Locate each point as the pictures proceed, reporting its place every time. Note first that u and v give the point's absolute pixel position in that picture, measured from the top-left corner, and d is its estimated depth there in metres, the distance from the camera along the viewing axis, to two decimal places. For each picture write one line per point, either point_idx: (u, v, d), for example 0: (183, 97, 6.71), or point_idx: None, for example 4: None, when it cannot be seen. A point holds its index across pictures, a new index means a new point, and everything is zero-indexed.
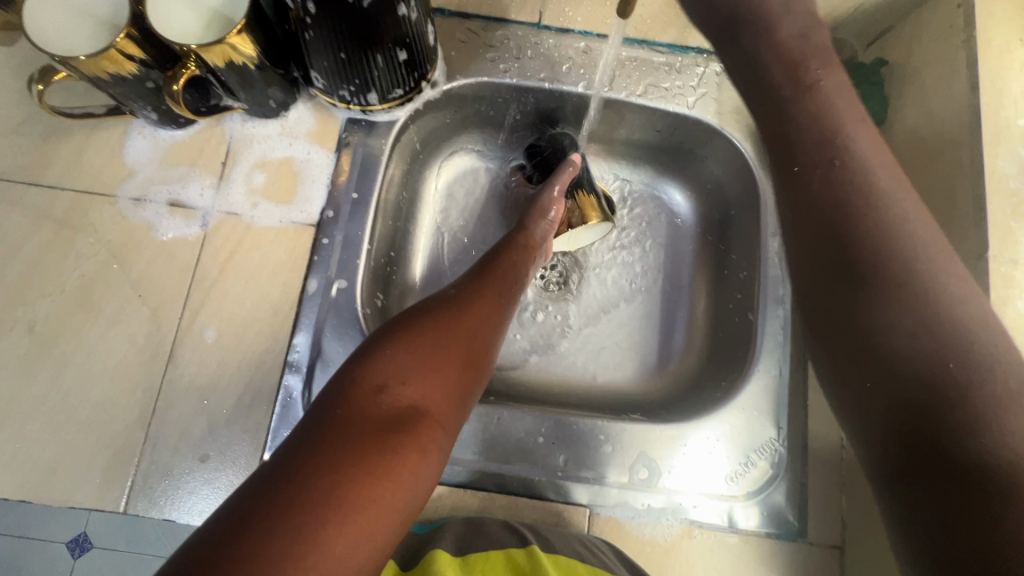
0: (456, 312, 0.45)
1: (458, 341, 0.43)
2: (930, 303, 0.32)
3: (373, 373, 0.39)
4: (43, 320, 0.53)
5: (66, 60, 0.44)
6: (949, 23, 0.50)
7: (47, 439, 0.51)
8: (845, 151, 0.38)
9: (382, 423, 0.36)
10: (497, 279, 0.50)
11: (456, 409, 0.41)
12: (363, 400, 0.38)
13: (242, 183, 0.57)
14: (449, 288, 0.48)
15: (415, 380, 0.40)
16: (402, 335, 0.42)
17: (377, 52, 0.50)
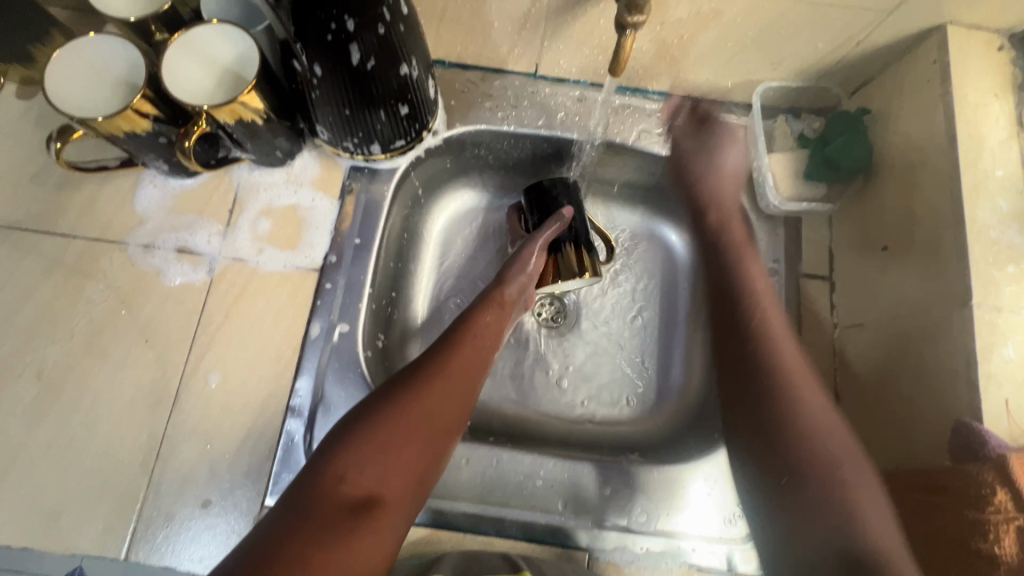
0: (422, 388, 0.47)
1: (422, 419, 0.45)
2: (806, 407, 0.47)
3: (338, 457, 0.42)
4: (51, 366, 0.54)
5: (84, 120, 0.46)
6: (926, 77, 0.52)
7: (51, 486, 0.51)
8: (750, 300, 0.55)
9: (339, 512, 0.40)
10: (468, 349, 0.51)
11: (417, 488, 0.44)
12: (325, 487, 0.41)
13: (248, 230, 0.59)
14: (421, 358, 0.50)
15: (376, 464, 0.42)
16: (370, 416, 0.44)
17: (380, 108, 0.52)
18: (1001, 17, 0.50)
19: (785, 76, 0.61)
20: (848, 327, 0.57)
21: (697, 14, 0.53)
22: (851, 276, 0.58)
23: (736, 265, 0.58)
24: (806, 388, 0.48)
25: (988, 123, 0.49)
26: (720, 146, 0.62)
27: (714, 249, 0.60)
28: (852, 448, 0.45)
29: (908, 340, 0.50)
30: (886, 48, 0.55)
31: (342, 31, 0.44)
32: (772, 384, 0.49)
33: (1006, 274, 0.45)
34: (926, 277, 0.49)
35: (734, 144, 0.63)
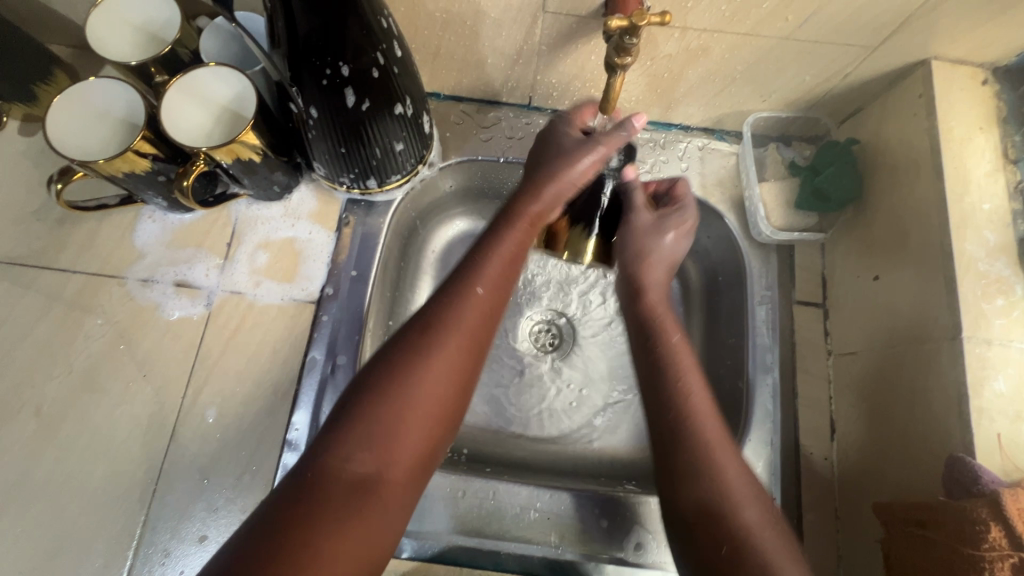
0: (439, 343, 0.41)
1: (434, 382, 0.40)
2: (724, 487, 0.41)
3: (342, 433, 0.38)
4: (50, 402, 0.54)
5: (86, 162, 0.47)
6: (912, 110, 0.53)
7: (47, 524, 0.51)
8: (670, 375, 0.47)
9: (347, 491, 0.36)
10: (484, 295, 0.44)
11: (426, 460, 0.40)
12: (327, 467, 0.37)
13: (246, 263, 0.60)
14: (430, 306, 0.44)
15: (382, 438, 0.38)
16: (378, 382, 0.40)
17: (375, 145, 0.53)
18: (985, 53, 0.51)
19: (775, 106, 0.62)
20: (844, 355, 0.57)
21: (687, 50, 0.53)
22: (844, 305, 0.58)
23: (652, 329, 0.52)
24: (724, 456, 0.43)
25: (974, 156, 0.50)
26: (660, 231, 0.56)
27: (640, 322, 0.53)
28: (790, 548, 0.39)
29: (901, 371, 0.50)
30: (874, 81, 0.56)
31: (337, 76, 0.45)
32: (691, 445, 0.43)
33: (996, 307, 0.45)
34: (915, 311, 0.50)
35: (676, 235, 0.57)
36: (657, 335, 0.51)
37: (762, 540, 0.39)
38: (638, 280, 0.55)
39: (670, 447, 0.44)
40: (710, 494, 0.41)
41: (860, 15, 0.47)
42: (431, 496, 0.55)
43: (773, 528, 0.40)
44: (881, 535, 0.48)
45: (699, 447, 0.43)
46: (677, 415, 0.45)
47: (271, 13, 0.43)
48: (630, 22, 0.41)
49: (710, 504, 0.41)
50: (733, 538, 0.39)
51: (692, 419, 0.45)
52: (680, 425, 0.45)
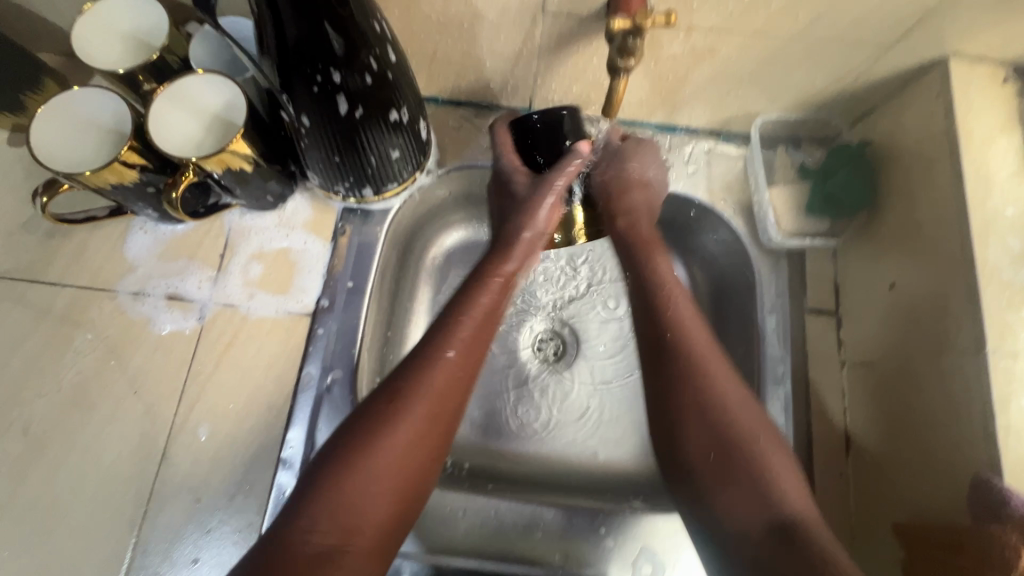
0: (403, 414, 0.43)
1: (394, 458, 0.42)
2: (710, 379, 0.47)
3: (305, 505, 0.40)
4: (38, 420, 0.53)
5: (71, 174, 0.46)
6: (929, 111, 0.51)
7: (35, 546, 0.50)
8: (686, 331, 0.50)
9: (307, 565, 0.38)
10: (450, 363, 0.46)
11: (392, 526, 0.42)
12: (288, 540, 0.38)
13: (239, 276, 0.58)
14: (395, 379, 0.45)
15: (343, 512, 0.40)
16: (341, 455, 0.41)
17: (370, 152, 0.51)
18: (1007, 50, 0.49)
19: (784, 107, 0.60)
20: (859, 366, 0.55)
21: (693, 51, 0.51)
22: (860, 313, 0.56)
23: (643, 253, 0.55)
24: (709, 358, 0.48)
25: (995, 158, 0.48)
26: (633, 153, 0.57)
27: (625, 244, 0.56)
28: (758, 417, 0.47)
29: (920, 384, 0.48)
30: (888, 80, 0.54)
31: (328, 83, 0.44)
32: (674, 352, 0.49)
33: (1022, 318, 0.43)
34: (937, 322, 0.48)
35: (651, 152, 0.58)
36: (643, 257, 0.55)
37: (741, 427, 0.46)
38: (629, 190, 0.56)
39: (685, 383, 0.48)
40: (721, 435, 0.46)
41: (875, 12, 0.45)
42: (431, 515, 0.53)
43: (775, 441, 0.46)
44: (901, 558, 0.46)
45: (715, 393, 0.47)
46: (688, 363, 0.48)
47: (258, 20, 0.41)
48: (634, 23, 0.40)
49: (723, 445, 0.45)
50: (714, 425, 0.46)
51: (704, 364, 0.48)
52: (681, 350, 0.49)
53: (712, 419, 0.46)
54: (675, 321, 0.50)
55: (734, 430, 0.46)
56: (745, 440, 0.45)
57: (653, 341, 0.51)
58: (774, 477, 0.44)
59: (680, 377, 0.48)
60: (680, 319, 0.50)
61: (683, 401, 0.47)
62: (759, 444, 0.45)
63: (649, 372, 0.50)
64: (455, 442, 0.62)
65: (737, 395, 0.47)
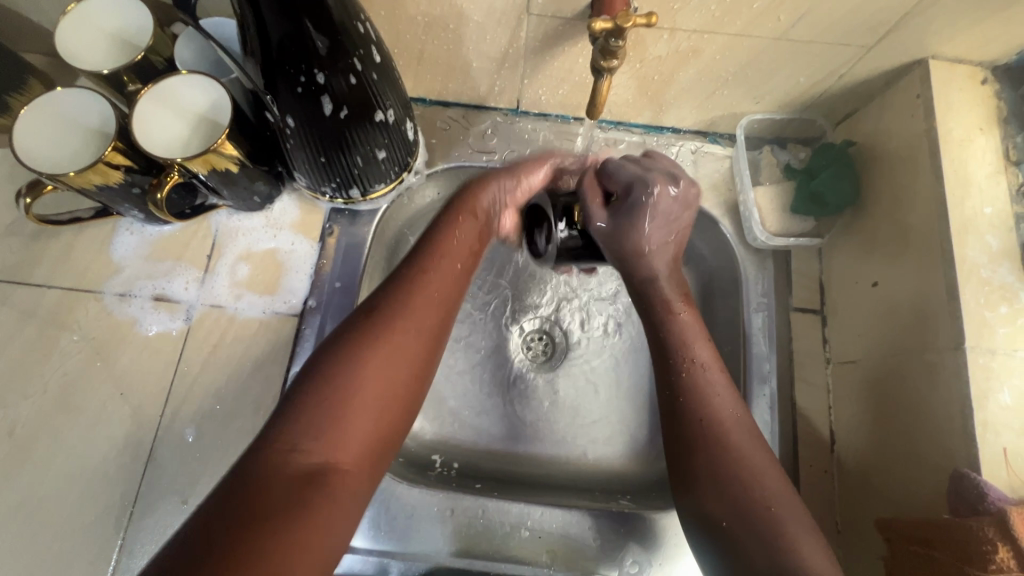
0: (385, 331, 0.42)
1: (378, 368, 0.41)
2: (718, 422, 0.45)
3: (290, 422, 0.37)
4: (23, 422, 0.53)
5: (55, 175, 0.46)
6: (909, 111, 0.52)
7: (19, 550, 0.49)
8: (703, 401, 0.45)
9: (297, 480, 0.35)
10: (425, 284, 0.46)
11: (379, 446, 0.40)
12: (272, 459, 0.36)
13: (227, 276, 0.58)
14: (372, 300, 0.45)
15: (329, 425, 0.38)
16: (324, 371, 0.40)
17: (356, 153, 0.51)
18: (984, 52, 0.50)
19: (769, 108, 0.60)
20: (843, 364, 0.55)
21: (677, 52, 0.52)
22: (844, 312, 0.57)
23: (664, 314, 0.50)
24: (720, 401, 0.46)
25: (974, 157, 0.48)
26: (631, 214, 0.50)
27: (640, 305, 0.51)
28: (774, 472, 0.43)
29: (901, 382, 0.49)
30: (870, 80, 0.54)
31: (312, 84, 0.44)
32: (695, 410, 0.45)
33: (1000, 315, 0.44)
34: (917, 320, 0.48)
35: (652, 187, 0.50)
36: (660, 317, 0.50)
37: (752, 472, 0.42)
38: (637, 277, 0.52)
39: (697, 451, 0.44)
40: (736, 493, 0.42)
41: (855, 13, 0.46)
42: (418, 515, 0.53)
43: (790, 499, 0.42)
44: (883, 553, 0.47)
45: (728, 451, 0.43)
46: (705, 427, 0.44)
47: (241, 20, 0.41)
48: (615, 24, 0.40)
49: (733, 496, 0.42)
50: (724, 476, 0.43)
51: (724, 425, 0.44)
52: (700, 408, 0.45)
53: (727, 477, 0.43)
54: (691, 382, 0.46)
55: (745, 480, 0.42)
56: (755, 496, 0.41)
57: (671, 404, 0.47)
58: (794, 544, 0.39)
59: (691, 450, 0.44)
60: (696, 384, 0.46)
61: (695, 464, 0.44)
62: (771, 500, 0.41)
63: (669, 437, 0.46)
64: (445, 441, 0.62)
65: (750, 446, 0.44)
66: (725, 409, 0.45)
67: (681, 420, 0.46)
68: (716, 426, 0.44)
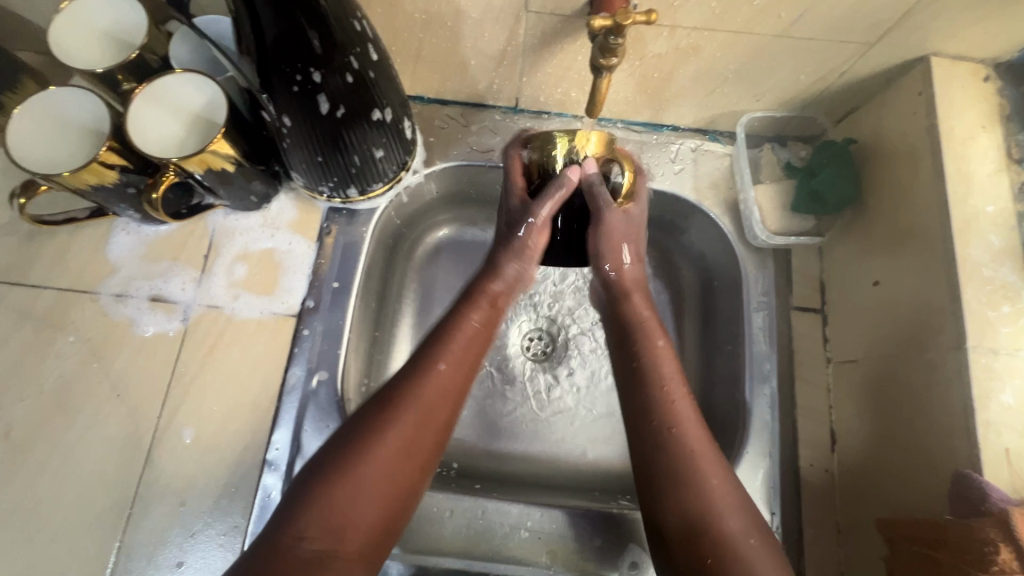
0: (396, 417, 0.42)
1: (387, 458, 0.41)
2: (690, 446, 0.43)
3: (296, 509, 0.38)
4: (20, 424, 0.52)
5: (49, 175, 0.45)
6: (911, 109, 0.51)
7: (16, 553, 0.49)
8: (679, 431, 0.44)
9: (300, 570, 0.36)
10: (442, 374, 0.45)
11: (382, 534, 0.40)
12: (280, 547, 0.36)
13: (224, 276, 0.57)
14: (388, 386, 0.44)
15: (335, 515, 0.38)
16: (334, 459, 0.40)
17: (354, 152, 0.50)
18: (986, 49, 0.49)
19: (769, 106, 0.60)
20: (844, 363, 0.55)
21: (676, 49, 0.51)
22: (844, 310, 0.56)
23: (639, 341, 0.50)
24: (689, 427, 0.44)
25: (976, 155, 0.48)
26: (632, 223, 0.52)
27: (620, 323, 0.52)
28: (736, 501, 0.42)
29: (902, 381, 0.49)
30: (871, 78, 0.54)
31: (308, 82, 0.43)
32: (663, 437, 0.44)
33: (1002, 315, 0.44)
34: (919, 319, 0.48)
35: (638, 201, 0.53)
36: (637, 339, 0.49)
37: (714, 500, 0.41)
38: (618, 283, 0.53)
39: (669, 476, 0.42)
40: (704, 523, 0.40)
41: (857, 10, 0.45)
42: (417, 515, 0.53)
43: (757, 535, 0.40)
44: (884, 553, 0.47)
45: (699, 479, 0.42)
46: (682, 459, 0.43)
47: (237, 18, 0.41)
48: (614, 22, 0.40)
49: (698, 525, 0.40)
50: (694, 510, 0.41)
51: (694, 452, 0.43)
52: (674, 439, 0.44)
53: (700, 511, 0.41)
54: (670, 412, 0.45)
55: (715, 511, 0.41)
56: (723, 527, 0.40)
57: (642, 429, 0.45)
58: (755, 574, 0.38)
59: (668, 488, 0.42)
60: (673, 413, 0.45)
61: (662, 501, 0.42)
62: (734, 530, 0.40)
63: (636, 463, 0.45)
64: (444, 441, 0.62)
65: (720, 474, 0.42)
66: (696, 437, 0.44)
67: (656, 447, 0.44)
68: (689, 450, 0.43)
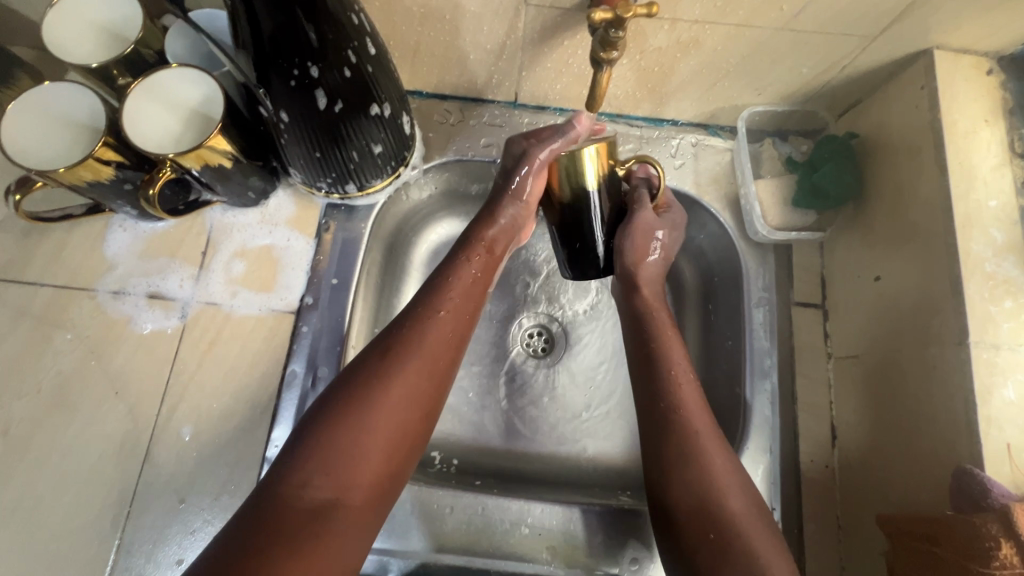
0: (397, 368, 0.44)
1: (387, 412, 0.42)
2: (696, 429, 0.47)
3: (298, 462, 0.39)
4: (18, 422, 0.52)
5: (44, 171, 0.45)
6: (913, 103, 0.51)
7: (16, 550, 0.49)
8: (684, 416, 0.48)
9: (305, 516, 0.37)
10: (442, 322, 0.47)
11: (385, 484, 0.42)
12: (286, 495, 0.38)
13: (222, 273, 0.57)
14: (387, 338, 0.46)
15: (341, 464, 0.40)
16: (337, 409, 0.42)
17: (352, 147, 0.50)
18: (990, 41, 0.49)
19: (770, 100, 0.59)
20: (844, 359, 0.55)
21: (677, 43, 0.51)
22: (845, 307, 0.56)
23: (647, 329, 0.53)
24: (697, 416, 0.48)
25: (979, 149, 0.48)
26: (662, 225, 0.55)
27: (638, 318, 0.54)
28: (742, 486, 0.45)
29: (904, 377, 0.48)
30: (873, 72, 0.54)
31: (306, 77, 0.43)
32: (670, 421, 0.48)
33: (1004, 310, 0.43)
34: (921, 316, 0.48)
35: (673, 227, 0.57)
36: (652, 331, 0.53)
37: (723, 485, 0.45)
38: (633, 276, 0.55)
39: (680, 459, 0.46)
40: (705, 502, 0.44)
41: (859, 3, 0.45)
42: (417, 512, 0.53)
43: (757, 516, 0.44)
44: (884, 548, 0.47)
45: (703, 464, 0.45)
46: (686, 443, 0.46)
47: (232, 11, 0.40)
48: (615, 14, 0.39)
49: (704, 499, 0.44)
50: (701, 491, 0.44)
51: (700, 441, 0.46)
52: (682, 425, 0.47)
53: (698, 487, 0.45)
54: (678, 392, 0.49)
55: (719, 491, 0.44)
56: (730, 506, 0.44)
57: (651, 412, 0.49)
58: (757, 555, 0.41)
59: (679, 466, 0.46)
60: (682, 403, 0.48)
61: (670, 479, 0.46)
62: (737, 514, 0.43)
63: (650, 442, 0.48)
64: (444, 437, 0.62)
65: (722, 460, 0.46)
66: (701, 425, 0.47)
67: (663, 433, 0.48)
68: (693, 433, 0.47)
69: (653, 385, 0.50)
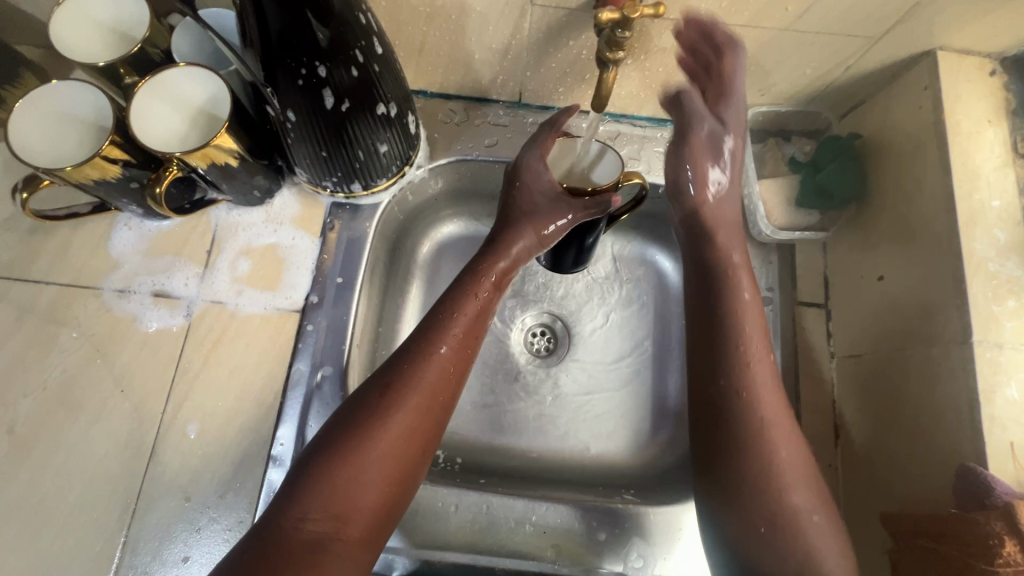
0: (395, 405, 0.43)
1: (386, 447, 0.42)
2: (758, 410, 0.45)
3: (297, 493, 0.39)
4: (23, 420, 0.52)
5: (51, 170, 0.45)
6: (916, 104, 0.51)
7: (22, 547, 0.49)
8: (751, 396, 0.46)
9: (300, 552, 0.38)
10: (443, 359, 0.46)
11: (382, 518, 0.41)
12: (283, 528, 0.38)
13: (227, 272, 0.57)
14: (390, 370, 0.45)
15: (338, 498, 0.39)
16: (336, 443, 0.41)
17: (358, 147, 0.50)
18: (994, 42, 0.49)
19: (774, 100, 0.59)
20: (847, 358, 0.55)
21: None
22: (848, 307, 0.56)
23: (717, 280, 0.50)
24: (765, 398, 0.46)
25: (983, 150, 0.48)
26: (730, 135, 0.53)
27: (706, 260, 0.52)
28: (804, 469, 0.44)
29: (907, 375, 0.49)
30: (876, 72, 0.54)
31: (313, 76, 0.43)
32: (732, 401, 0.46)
33: (1007, 309, 0.44)
34: (925, 315, 0.48)
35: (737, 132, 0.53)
36: (723, 283, 0.50)
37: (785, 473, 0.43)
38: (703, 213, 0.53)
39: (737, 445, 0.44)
40: (766, 485, 0.43)
41: (862, 5, 0.45)
42: (422, 510, 0.53)
43: (819, 511, 0.43)
44: (888, 546, 0.47)
45: (770, 467, 0.43)
46: (746, 427, 0.45)
47: (240, 11, 0.40)
48: (622, 14, 0.39)
49: (761, 484, 0.43)
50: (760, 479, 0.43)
51: (767, 427, 0.45)
52: (746, 407, 0.45)
53: (763, 493, 0.43)
54: (743, 381, 0.46)
55: (776, 478, 0.43)
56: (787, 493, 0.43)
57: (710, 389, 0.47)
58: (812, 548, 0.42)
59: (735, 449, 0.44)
60: (747, 379, 0.46)
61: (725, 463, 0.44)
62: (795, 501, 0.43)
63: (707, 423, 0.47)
64: (447, 435, 0.62)
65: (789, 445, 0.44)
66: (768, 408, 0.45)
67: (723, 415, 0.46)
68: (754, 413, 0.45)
69: (717, 360, 0.47)
